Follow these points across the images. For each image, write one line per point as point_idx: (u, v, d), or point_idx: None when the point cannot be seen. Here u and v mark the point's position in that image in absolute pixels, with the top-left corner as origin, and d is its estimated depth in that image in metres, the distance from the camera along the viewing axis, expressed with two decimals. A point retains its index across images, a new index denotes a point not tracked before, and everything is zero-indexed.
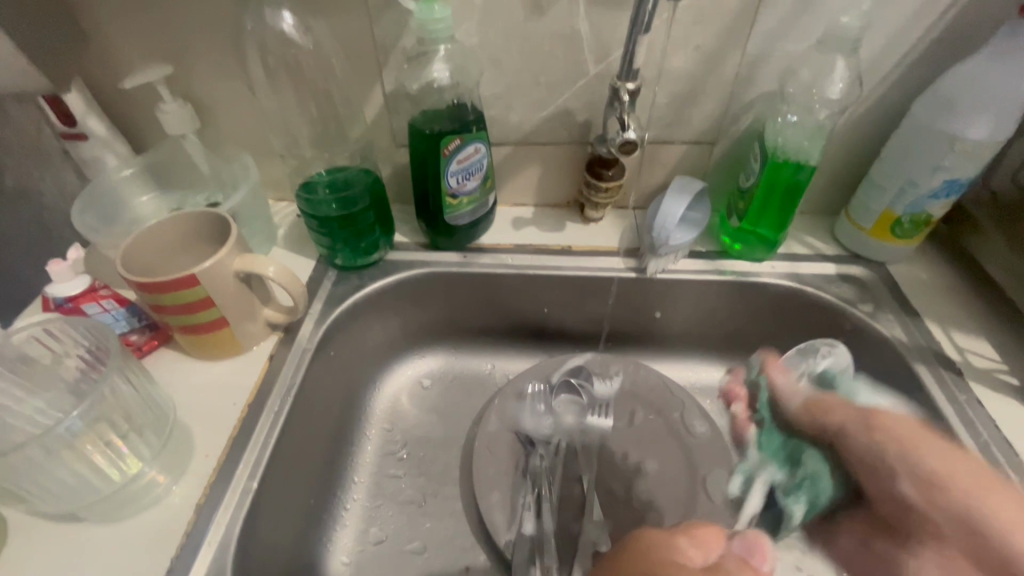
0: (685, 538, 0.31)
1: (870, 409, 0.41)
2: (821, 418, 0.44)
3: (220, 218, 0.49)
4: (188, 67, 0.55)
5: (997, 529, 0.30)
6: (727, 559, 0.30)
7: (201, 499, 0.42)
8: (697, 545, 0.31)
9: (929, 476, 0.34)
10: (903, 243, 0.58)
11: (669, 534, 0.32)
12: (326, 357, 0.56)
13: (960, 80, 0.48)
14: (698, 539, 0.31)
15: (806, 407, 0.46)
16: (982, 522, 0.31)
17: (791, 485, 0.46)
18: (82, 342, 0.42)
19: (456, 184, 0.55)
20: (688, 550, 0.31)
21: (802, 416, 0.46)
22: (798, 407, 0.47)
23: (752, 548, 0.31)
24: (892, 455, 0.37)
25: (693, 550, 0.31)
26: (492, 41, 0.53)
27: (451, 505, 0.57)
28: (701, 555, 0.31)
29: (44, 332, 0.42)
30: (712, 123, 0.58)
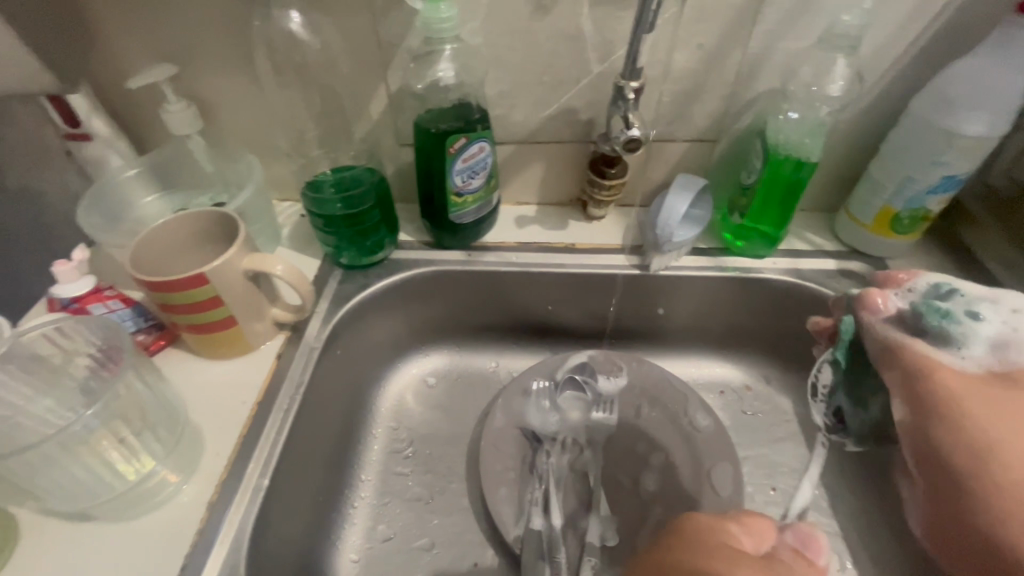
0: (737, 528, 0.33)
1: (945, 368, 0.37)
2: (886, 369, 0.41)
3: (227, 217, 0.49)
4: (194, 67, 0.55)
5: (1005, 516, 0.30)
6: (779, 549, 0.32)
7: (213, 497, 0.42)
8: (750, 536, 0.33)
9: (957, 451, 0.33)
10: (902, 238, 0.58)
11: (724, 522, 0.34)
12: (333, 356, 0.56)
13: (958, 77, 0.49)
14: (751, 531, 0.33)
15: (880, 348, 0.42)
16: (990, 503, 0.31)
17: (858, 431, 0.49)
18: (93, 341, 0.42)
19: (461, 182, 0.55)
20: (741, 538, 0.33)
21: (880, 361, 0.42)
22: (875, 346, 0.42)
23: (807, 542, 0.32)
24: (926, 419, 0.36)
25: (745, 540, 0.33)
26: (497, 41, 0.53)
27: (459, 501, 0.58)
28: (753, 545, 0.33)
29: (55, 331, 0.42)
30: (713, 121, 0.59)
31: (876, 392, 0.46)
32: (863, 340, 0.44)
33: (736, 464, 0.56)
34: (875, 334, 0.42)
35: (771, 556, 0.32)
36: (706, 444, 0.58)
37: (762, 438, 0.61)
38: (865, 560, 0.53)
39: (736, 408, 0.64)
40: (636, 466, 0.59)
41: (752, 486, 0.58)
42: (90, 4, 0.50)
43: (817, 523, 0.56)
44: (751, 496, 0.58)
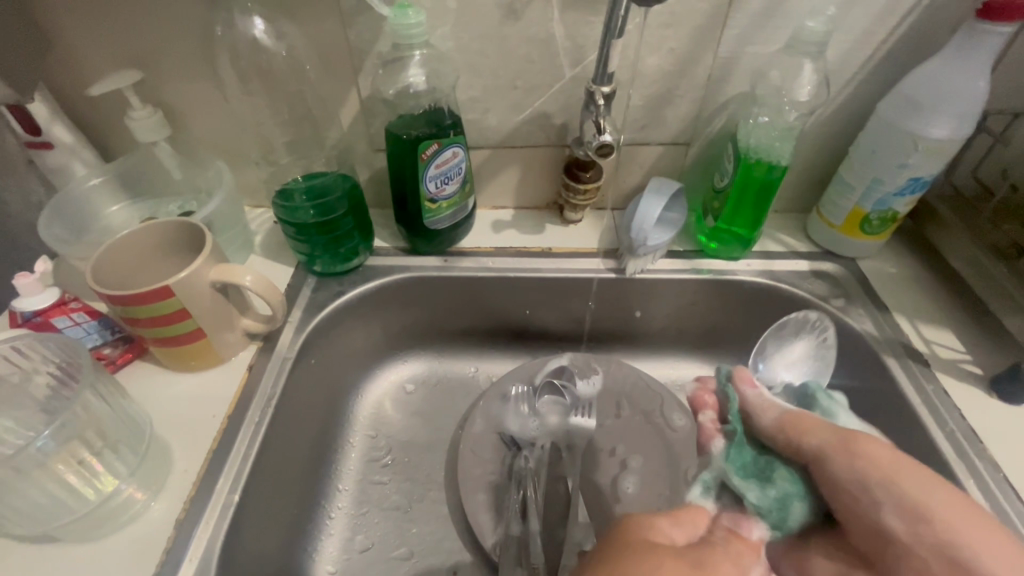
0: (668, 520, 0.31)
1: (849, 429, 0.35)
2: (797, 438, 0.37)
3: (193, 228, 0.48)
4: (158, 73, 0.54)
5: (920, 543, 0.30)
6: (712, 536, 0.31)
7: (181, 515, 0.41)
8: (683, 527, 0.31)
9: (907, 507, 0.31)
10: (872, 239, 0.59)
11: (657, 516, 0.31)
12: (307, 365, 0.55)
13: (921, 82, 0.50)
14: (681, 522, 0.31)
15: (782, 422, 0.38)
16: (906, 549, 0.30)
17: (767, 504, 0.35)
18: (54, 359, 0.41)
19: (435, 188, 0.55)
20: (673, 532, 0.30)
21: (786, 430, 0.38)
22: (773, 421, 0.39)
23: (740, 526, 0.33)
24: (873, 481, 0.32)
25: (676, 532, 0.30)
26: (469, 46, 0.53)
27: (438, 509, 0.57)
28: (685, 536, 0.30)
29: (12, 350, 0.41)
30: (686, 124, 0.59)
31: (772, 466, 0.37)
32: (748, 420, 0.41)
33: None
34: (762, 406, 0.41)
35: (707, 543, 0.30)
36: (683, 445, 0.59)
37: None
38: None
39: None
40: (614, 468, 0.59)
41: None
42: (48, 9, 0.49)
43: None
44: None
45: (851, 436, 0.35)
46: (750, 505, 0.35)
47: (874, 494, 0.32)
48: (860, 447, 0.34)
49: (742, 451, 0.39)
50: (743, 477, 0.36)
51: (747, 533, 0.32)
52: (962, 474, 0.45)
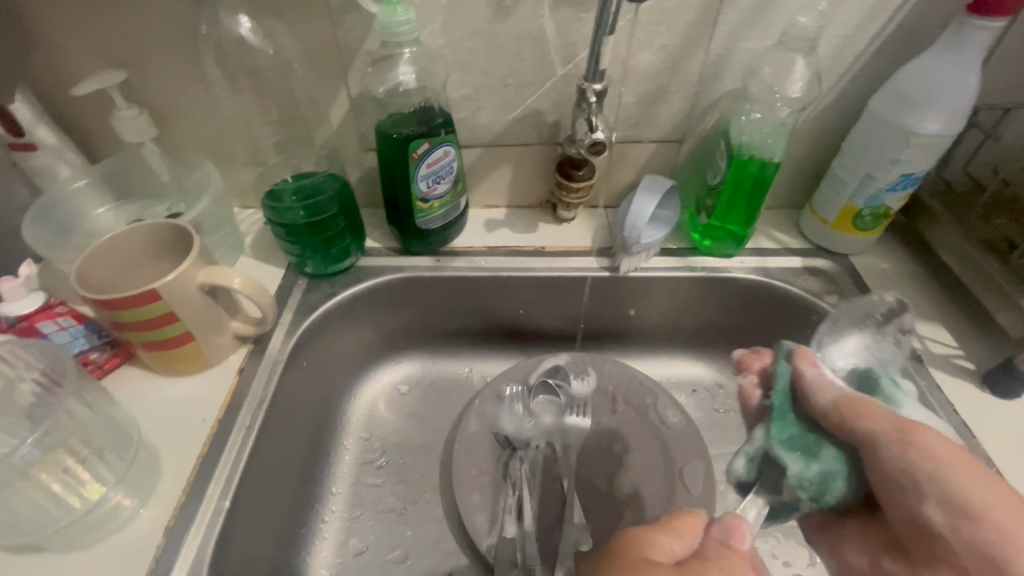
0: (666, 534, 0.32)
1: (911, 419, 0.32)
2: (852, 420, 0.34)
3: (180, 230, 0.47)
4: (144, 73, 0.53)
5: (960, 535, 0.28)
6: (705, 546, 0.31)
7: (170, 522, 0.41)
8: (680, 539, 0.32)
9: (958, 500, 0.28)
10: (865, 235, 0.59)
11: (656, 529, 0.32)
12: (299, 368, 0.55)
13: (913, 76, 0.49)
14: (680, 533, 0.32)
15: (839, 402, 0.35)
16: (946, 541, 0.28)
17: (802, 477, 0.34)
18: (37, 365, 0.40)
19: (426, 188, 0.54)
20: (669, 546, 0.31)
21: (840, 408, 0.35)
22: (829, 400, 0.36)
23: (735, 532, 0.32)
24: (925, 475, 0.29)
25: (672, 545, 0.31)
26: (459, 43, 0.52)
27: (433, 511, 0.57)
28: (682, 548, 0.31)
29: None
30: (679, 122, 0.59)
31: (822, 445, 0.35)
32: (797, 396, 0.38)
33: (708, 462, 0.57)
34: (822, 386, 0.37)
35: (699, 557, 0.30)
36: (677, 442, 0.59)
37: (733, 436, 0.62)
38: None
39: (708, 406, 0.65)
40: (610, 467, 0.59)
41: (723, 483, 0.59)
42: (28, 8, 0.48)
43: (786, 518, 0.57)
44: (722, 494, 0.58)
45: (913, 425, 0.31)
46: (789, 475, 0.34)
47: (919, 483, 0.30)
48: (917, 436, 0.31)
49: (792, 425, 0.36)
50: (784, 449, 0.35)
51: (739, 542, 0.31)
52: None
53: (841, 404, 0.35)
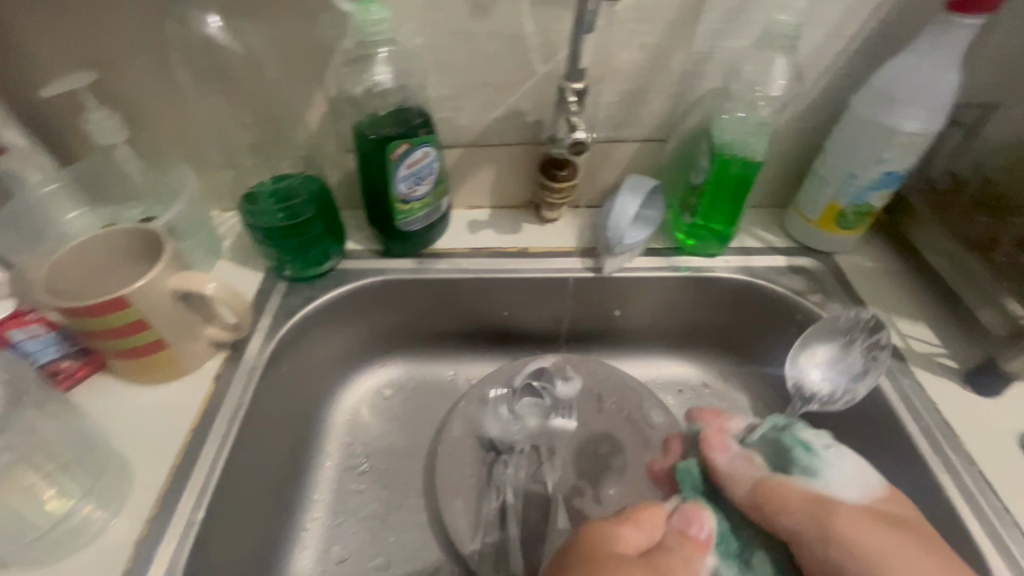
0: (630, 527, 0.34)
1: (820, 498, 0.38)
2: (772, 514, 0.39)
3: (150, 234, 0.46)
4: (114, 74, 0.51)
5: None
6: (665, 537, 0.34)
7: (141, 535, 0.40)
8: (643, 530, 0.34)
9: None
10: (849, 233, 0.59)
11: (621, 524, 0.34)
12: (277, 373, 0.54)
13: (894, 75, 0.49)
14: (642, 524, 0.34)
15: (754, 495, 0.41)
16: None
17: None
18: None
19: (406, 189, 0.53)
20: (632, 537, 0.33)
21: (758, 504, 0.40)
22: (746, 492, 0.41)
23: (689, 520, 0.35)
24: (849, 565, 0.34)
25: (635, 536, 0.33)
26: (437, 42, 0.51)
27: (416, 517, 0.56)
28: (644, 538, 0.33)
29: None
30: (661, 121, 0.58)
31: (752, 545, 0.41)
32: (720, 486, 0.44)
33: None
34: (737, 475, 0.43)
35: (661, 547, 0.33)
36: (662, 443, 0.59)
37: None
38: None
39: (694, 406, 0.64)
40: (597, 470, 0.58)
41: None
42: None
43: None
44: None
45: (827, 507, 0.37)
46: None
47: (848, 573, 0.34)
48: (830, 521, 0.36)
49: (720, 518, 0.42)
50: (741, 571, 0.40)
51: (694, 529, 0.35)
52: (937, 469, 0.45)
53: (758, 492, 0.40)
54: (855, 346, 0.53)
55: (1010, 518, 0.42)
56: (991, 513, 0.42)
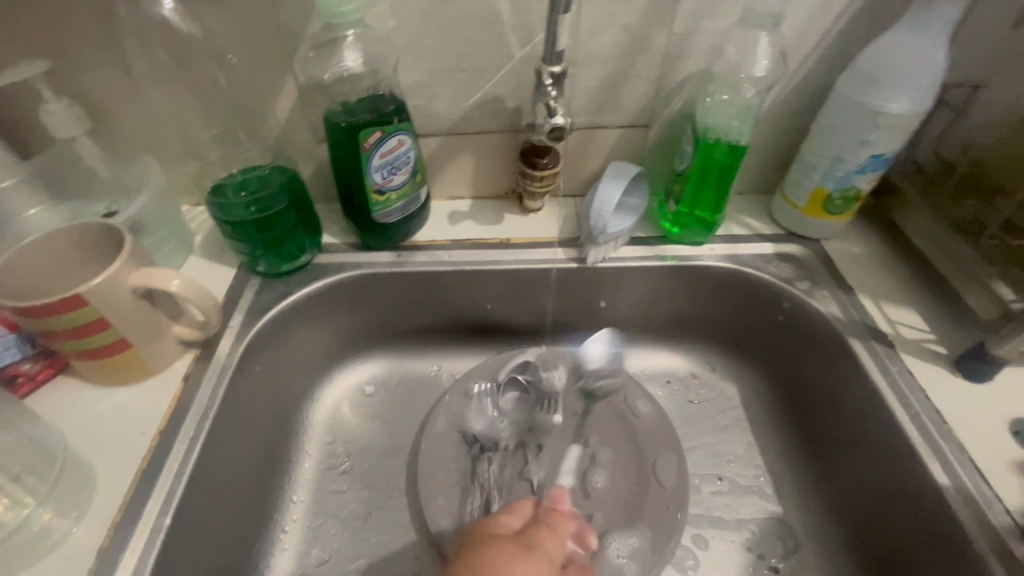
0: (506, 515, 0.38)
1: None
2: None
3: (111, 229, 0.44)
4: (71, 62, 0.49)
5: None
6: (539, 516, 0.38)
7: (103, 543, 0.38)
8: (518, 515, 0.38)
9: None
10: (836, 219, 0.58)
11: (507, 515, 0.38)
12: (250, 372, 0.52)
13: (880, 54, 0.48)
14: (515, 511, 0.39)
15: None
16: None
17: None
18: None
19: (381, 179, 0.51)
20: (511, 522, 0.37)
21: None
22: None
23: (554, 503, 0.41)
24: None
25: (511, 519, 0.38)
26: (409, 26, 0.49)
27: (398, 516, 0.55)
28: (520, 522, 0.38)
29: None
30: (644, 106, 0.57)
31: None
32: None
33: (679, 454, 0.56)
34: None
35: (537, 520, 0.37)
36: (649, 435, 0.58)
37: (707, 428, 0.61)
38: (809, 545, 0.53)
39: (682, 398, 0.63)
40: (584, 464, 0.57)
41: (698, 477, 0.57)
42: None
43: (761, 509, 0.55)
44: (696, 488, 0.56)
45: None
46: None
47: None
48: None
49: None
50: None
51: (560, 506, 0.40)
52: (926, 457, 0.44)
53: None
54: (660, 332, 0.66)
55: (1001, 506, 0.41)
56: (982, 501, 0.41)
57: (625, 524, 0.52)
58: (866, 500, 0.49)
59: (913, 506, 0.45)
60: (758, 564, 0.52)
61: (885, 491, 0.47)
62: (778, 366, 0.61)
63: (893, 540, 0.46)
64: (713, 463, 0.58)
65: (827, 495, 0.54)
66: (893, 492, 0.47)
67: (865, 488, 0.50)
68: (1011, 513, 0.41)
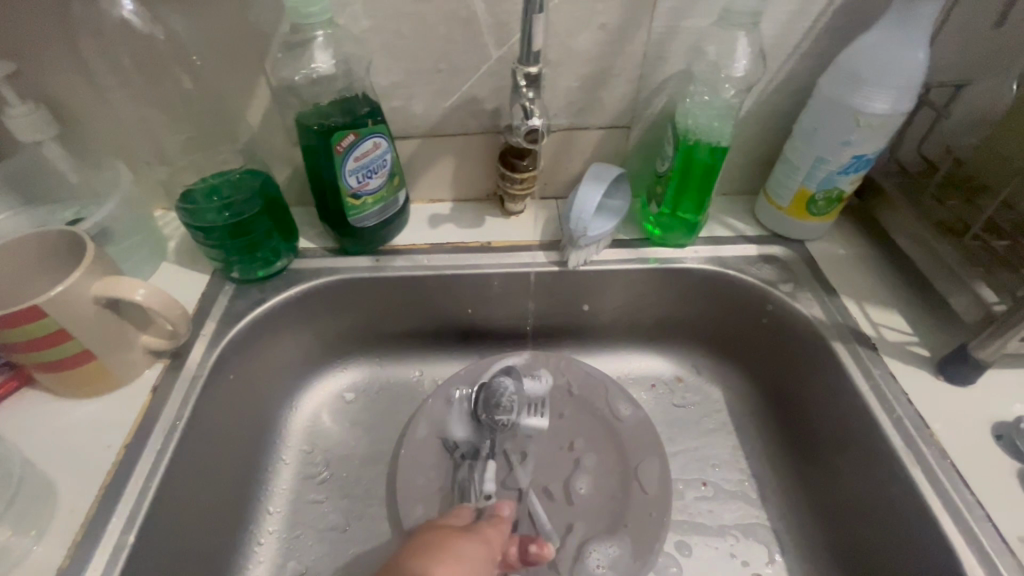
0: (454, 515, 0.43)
1: None
2: None
3: (73, 236, 0.43)
4: (34, 64, 0.47)
5: None
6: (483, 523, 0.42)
7: (63, 563, 0.37)
8: (462, 516, 0.43)
9: None
10: (820, 220, 0.57)
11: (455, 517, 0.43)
12: (223, 382, 0.51)
13: (862, 53, 0.47)
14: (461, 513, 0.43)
15: None
16: None
17: None
18: None
19: (356, 183, 0.50)
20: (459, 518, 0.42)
21: None
22: None
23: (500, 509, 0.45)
24: None
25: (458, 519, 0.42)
26: (383, 25, 0.48)
27: (378, 526, 0.54)
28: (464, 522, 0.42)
29: None
30: (625, 106, 0.56)
31: None
32: None
33: (662, 459, 0.55)
34: None
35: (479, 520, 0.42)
36: (632, 439, 0.57)
37: (693, 432, 0.60)
38: (793, 551, 0.52)
39: (667, 402, 0.63)
40: (567, 470, 0.56)
41: (682, 483, 0.56)
42: None
43: (745, 514, 0.55)
44: (679, 493, 0.56)
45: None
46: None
47: None
48: None
49: None
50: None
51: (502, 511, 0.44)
52: (909, 462, 0.43)
53: None
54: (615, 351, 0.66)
55: (983, 512, 0.41)
56: (964, 507, 0.41)
57: (607, 532, 0.52)
58: (849, 506, 0.49)
59: (896, 512, 0.44)
60: (741, 570, 0.51)
61: (868, 496, 0.47)
62: (763, 369, 0.60)
63: (876, 546, 0.46)
64: (697, 468, 0.58)
65: (812, 499, 0.53)
66: (876, 498, 0.46)
67: (848, 493, 0.49)
68: (993, 521, 0.40)
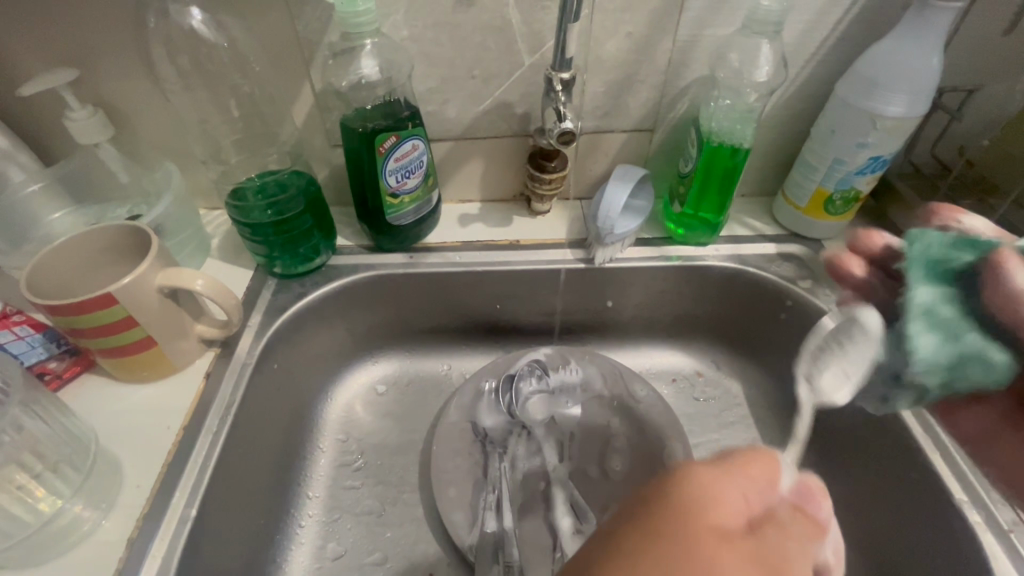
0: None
1: None
2: None
3: (138, 230, 0.46)
4: (98, 69, 0.50)
5: None
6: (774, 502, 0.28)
7: (132, 534, 0.40)
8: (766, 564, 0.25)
9: None
10: (836, 219, 0.60)
11: (721, 472, 0.27)
12: (269, 370, 0.53)
13: (877, 59, 0.49)
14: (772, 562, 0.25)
15: None
16: None
17: None
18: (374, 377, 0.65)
19: (395, 183, 0.53)
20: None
21: None
22: None
23: (805, 495, 0.29)
24: None
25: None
26: (423, 34, 0.51)
27: (412, 511, 0.56)
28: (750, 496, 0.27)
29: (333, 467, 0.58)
30: (648, 111, 0.58)
31: None
32: None
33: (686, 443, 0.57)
34: None
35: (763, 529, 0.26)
36: (655, 427, 0.59)
37: (714, 423, 0.62)
38: None
39: (688, 396, 0.65)
40: (597, 457, 0.58)
41: None
42: None
43: None
44: None
45: None
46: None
47: None
48: None
49: None
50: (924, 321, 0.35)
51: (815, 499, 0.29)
52: (929, 449, 0.47)
53: None
54: (638, 346, 0.68)
55: (1001, 495, 0.43)
56: (982, 490, 0.44)
57: None
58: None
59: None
60: None
61: (891, 482, 0.49)
62: (781, 364, 0.62)
63: (896, 516, 0.48)
64: None
65: (831, 490, 0.55)
66: (901, 488, 0.48)
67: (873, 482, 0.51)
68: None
